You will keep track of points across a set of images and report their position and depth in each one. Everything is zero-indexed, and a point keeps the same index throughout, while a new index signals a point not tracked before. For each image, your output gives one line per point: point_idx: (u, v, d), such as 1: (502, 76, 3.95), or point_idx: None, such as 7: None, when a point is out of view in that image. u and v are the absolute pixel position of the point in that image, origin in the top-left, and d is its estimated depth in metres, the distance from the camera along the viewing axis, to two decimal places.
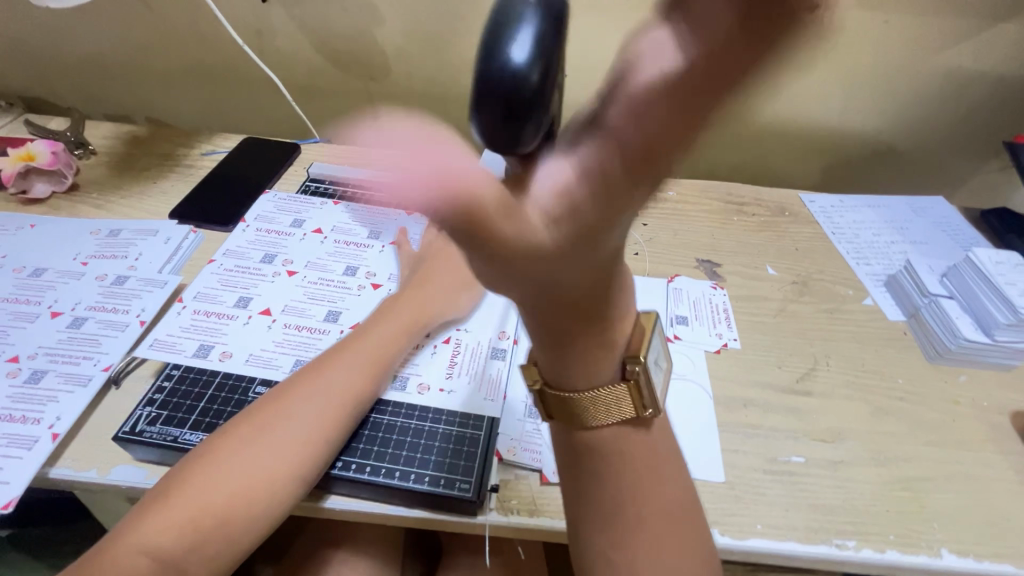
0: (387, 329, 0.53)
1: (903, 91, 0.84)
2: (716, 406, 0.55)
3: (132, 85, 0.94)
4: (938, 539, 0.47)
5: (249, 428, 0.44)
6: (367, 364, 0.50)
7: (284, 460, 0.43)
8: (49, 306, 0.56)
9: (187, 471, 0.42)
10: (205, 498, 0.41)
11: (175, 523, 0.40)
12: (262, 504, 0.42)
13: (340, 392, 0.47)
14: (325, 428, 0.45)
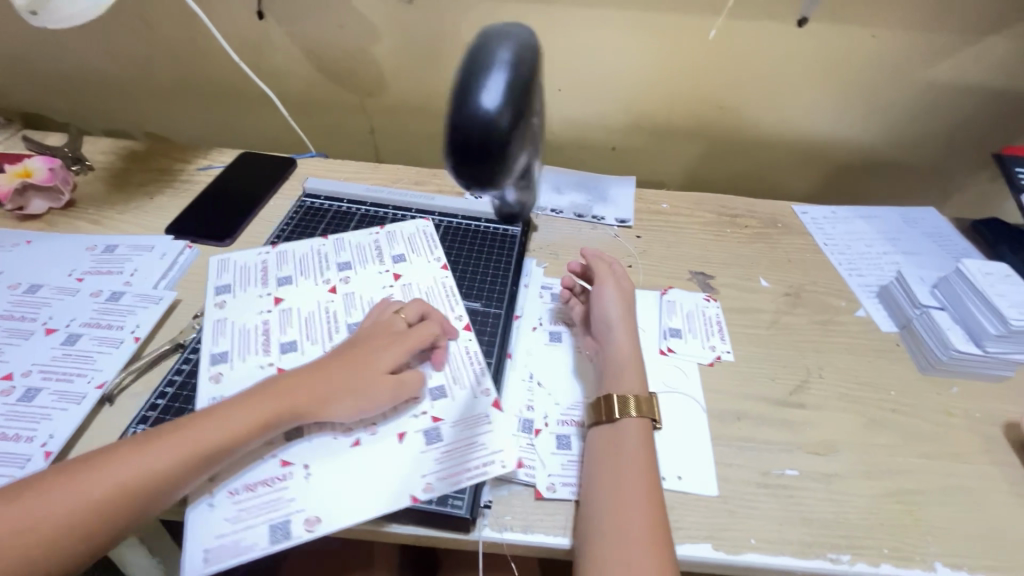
0: (322, 367, 0.49)
1: (893, 104, 0.85)
2: (709, 419, 0.55)
3: (130, 101, 0.95)
4: (932, 552, 0.47)
5: (134, 446, 0.42)
6: (281, 401, 0.46)
7: (143, 482, 0.40)
8: (43, 322, 0.56)
9: (54, 474, 0.40)
10: (47, 507, 0.38)
11: (8, 521, 0.37)
12: (182, 476, 0.42)
13: (235, 428, 0.44)
14: (200, 459, 0.42)
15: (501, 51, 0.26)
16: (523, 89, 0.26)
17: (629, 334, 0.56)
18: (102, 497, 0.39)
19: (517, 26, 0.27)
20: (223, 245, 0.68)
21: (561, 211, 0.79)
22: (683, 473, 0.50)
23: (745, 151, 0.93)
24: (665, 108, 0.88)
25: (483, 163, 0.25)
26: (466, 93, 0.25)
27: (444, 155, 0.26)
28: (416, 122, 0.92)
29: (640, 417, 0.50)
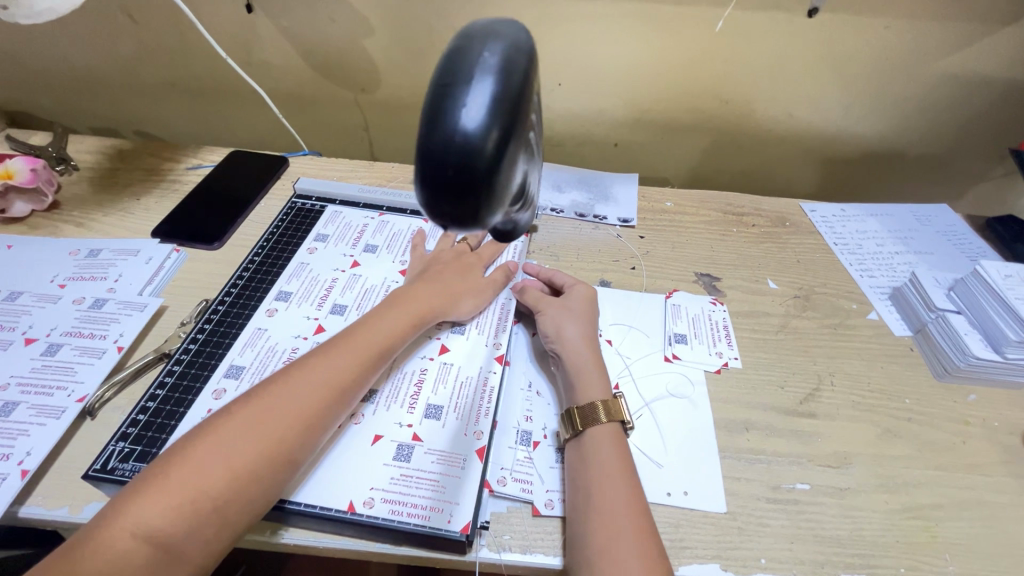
0: (388, 317, 0.51)
1: (905, 97, 0.82)
2: (716, 430, 0.53)
3: (119, 98, 0.92)
4: (951, 571, 0.45)
5: (248, 408, 0.41)
6: (368, 347, 0.48)
7: (288, 434, 0.41)
8: (23, 332, 0.54)
9: (179, 455, 0.38)
10: (206, 479, 0.37)
11: (167, 504, 0.36)
12: (264, 482, 0.39)
13: (339, 371, 0.45)
14: (329, 405, 0.44)
15: (485, 56, 0.23)
16: (512, 101, 0.23)
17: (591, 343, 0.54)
18: (257, 455, 0.39)
19: (505, 28, 0.25)
20: (212, 248, 0.66)
21: (562, 211, 0.77)
22: (689, 488, 0.48)
23: (751, 147, 0.90)
24: (669, 102, 0.85)
25: (466, 191, 0.23)
26: (442, 110, 0.22)
27: (419, 182, 0.24)
28: (412, 118, 0.89)
29: (610, 424, 0.48)
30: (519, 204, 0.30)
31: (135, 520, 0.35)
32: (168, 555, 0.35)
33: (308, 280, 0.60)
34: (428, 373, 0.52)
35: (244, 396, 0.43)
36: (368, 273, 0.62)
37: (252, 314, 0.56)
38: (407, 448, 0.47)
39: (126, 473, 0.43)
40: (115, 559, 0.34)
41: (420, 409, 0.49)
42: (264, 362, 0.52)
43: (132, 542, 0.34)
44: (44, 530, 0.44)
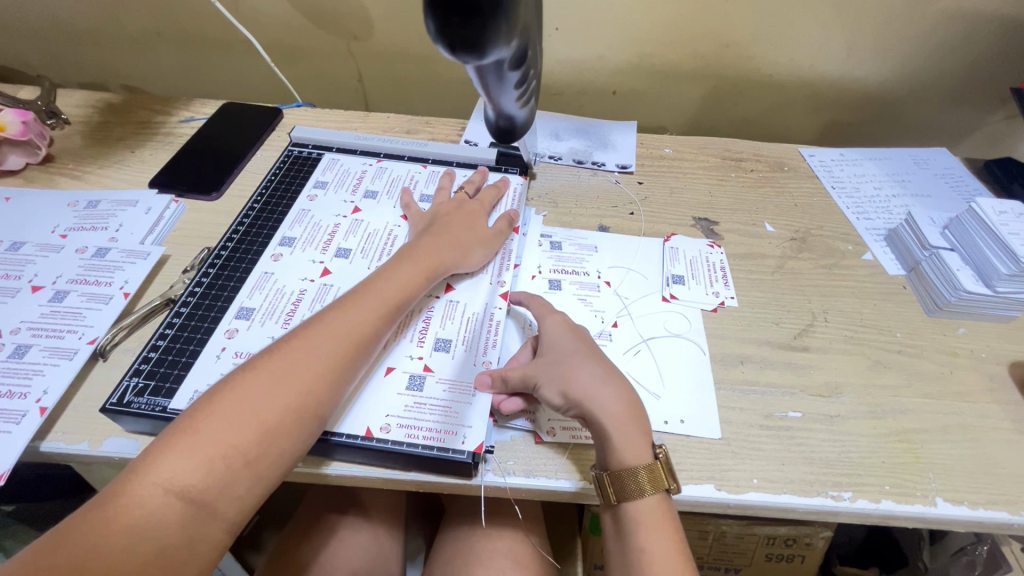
0: (399, 273, 0.51)
1: (908, 38, 0.81)
2: (712, 363, 0.54)
3: (105, 51, 0.90)
4: (934, 488, 0.47)
5: (269, 363, 0.41)
6: (383, 303, 0.48)
7: (311, 389, 0.41)
8: (29, 280, 0.54)
9: (202, 412, 0.39)
10: (234, 435, 0.38)
11: (198, 460, 0.37)
12: (289, 439, 0.40)
13: (356, 327, 0.45)
14: (350, 360, 0.44)
15: None
16: None
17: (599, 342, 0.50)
18: (283, 412, 0.40)
19: None
20: (211, 198, 0.66)
21: (560, 158, 0.76)
22: (686, 417, 0.50)
23: (751, 93, 0.89)
24: (668, 47, 0.83)
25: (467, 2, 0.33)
26: None
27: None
28: (406, 67, 0.87)
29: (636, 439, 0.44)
30: (518, 35, 0.38)
31: (165, 476, 0.36)
32: (202, 508, 0.36)
33: (310, 226, 0.60)
34: (434, 311, 0.53)
35: (263, 351, 0.43)
36: (369, 217, 0.62)
37: (257, 259, 0.57)
38: (418, 378, 0.48)
39: (141, 406, 0.45)
40: (151, 513, 0.35)
41: (427, 342, 0.51)
42: (271, 303, 0.52)
43: (165, 498, 0.35)
44: (65, 463, 0.46)
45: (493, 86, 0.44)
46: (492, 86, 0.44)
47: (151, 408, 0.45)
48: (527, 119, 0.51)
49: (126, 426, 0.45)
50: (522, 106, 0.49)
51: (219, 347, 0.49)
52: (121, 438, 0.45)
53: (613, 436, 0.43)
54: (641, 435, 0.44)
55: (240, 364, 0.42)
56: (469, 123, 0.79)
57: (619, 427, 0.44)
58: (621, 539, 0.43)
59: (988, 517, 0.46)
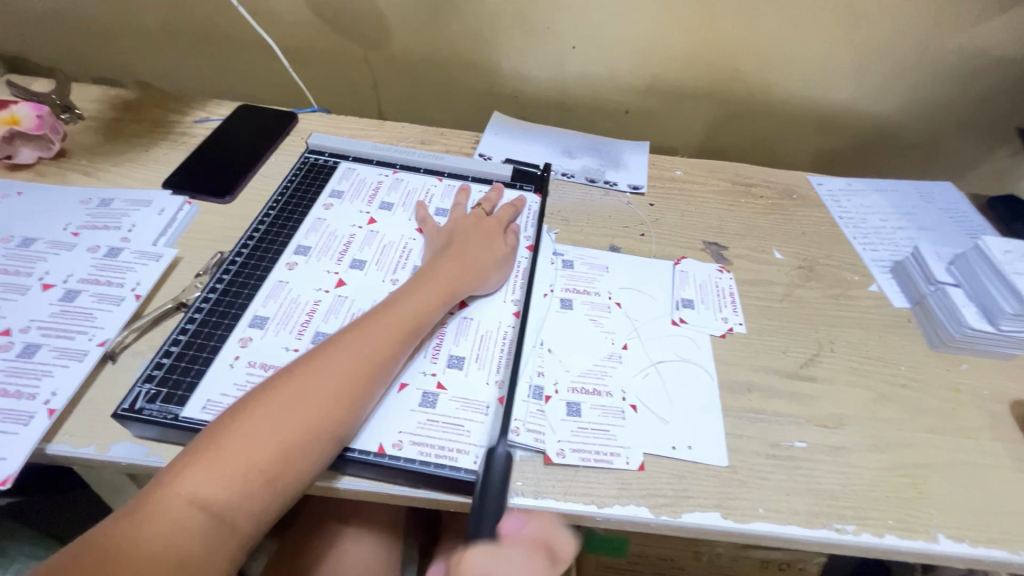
0: (419, 295, 0.51)
1: (916, 73, 0.82)
2: (720, 391, 0.55)
3: (121, 46, 0.90)
4: (936, 524, 0.47)
5: (291, 383, 0.42)
6: (404, 323, 0.49)
7: (331, 410, 0.42)
8: (40, 278, 0.54)
9: (223, 430, 0.39)
10: (256, 452, 0.39)
11: (218, 477, 0.38)
12: (309, 457, 0.40)
13: (378, 347, 0.46)
14: (370, 380, 0.44)
15: None
16: None
17: None
18: (303, 431, 0.40)
19: None
20: (224, 202, 0.66)
21: (572, 175, 0.77)
22: (694, 443, 0.50)
23: (762, 119, 0.90)
24: (683, 70, 0.84)
25: None
26: None
27: None
28: (422, 78, 0.88)
29: None
30: None
31: (189, 489, 0.37)
32: (223, 523, 0.37)
33: (324, 236, 0.60)
34: (446, 329, 0.54)
35: (284, 370, 0.43)
36: (384, 228, 0.62)
37: (272, 267, 0.57)
38: (431, 396, 0.48)
39: (153, 413, 0.45)
40: (174, 524, 0.36)
41: (439, 359, 0.51)
42: (285, 313, 0.52)
43: (188, 510, 0.36)
44: (70, 466, 0.45)
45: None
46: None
47: (162, 416, 0.45)
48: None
49: (135, 432, 0.45)
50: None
51: (233, 356, 0.49)
52: (129, 444, 0.44)
53: None
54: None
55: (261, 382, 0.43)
56: (484, 136, 0.80)
57: None
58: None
59: (988, 555, 0.46)
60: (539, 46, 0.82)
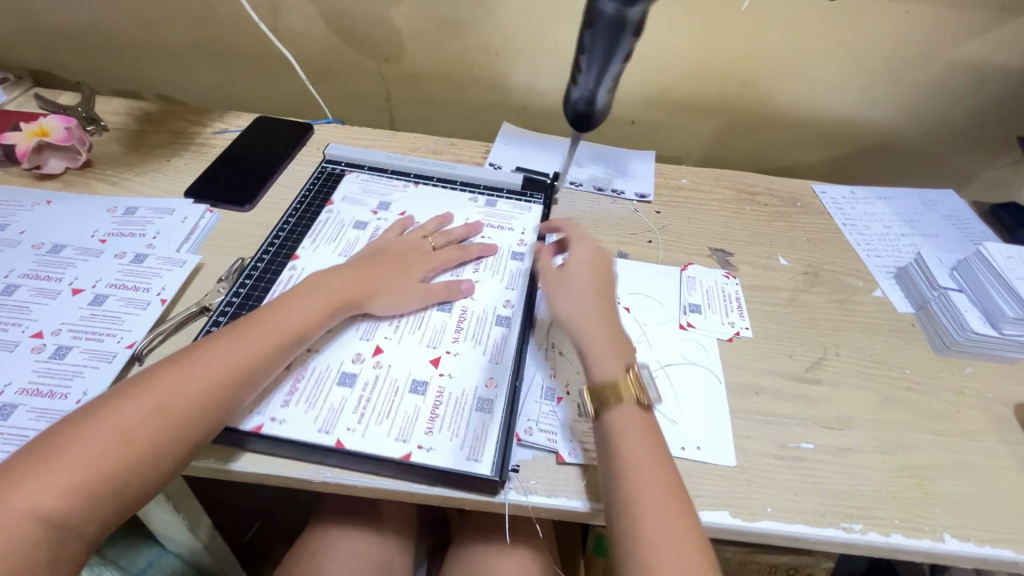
0: (304, 303, 0.52)
1: (918, 84, 0.84)
2: (728, 393, 0.56)
3: (143, 60, 0.93)
4: (942, 524, 0.48)
5: (146, 394, 0.42)
6: (277, 334, 0.49)
7: (187, 421, 0.42)
8: (69, 283, 0.56)
9: (81, 430, 0.39)
10: (99, 461, 0.38)
11: (61, 480, 0.37)
12: (147, 469, 0.40)
13: (242, 357, 0.46)
14: (228, 392, 0.44)
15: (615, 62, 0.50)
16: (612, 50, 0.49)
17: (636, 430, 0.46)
18: (150, 440, 0.40)
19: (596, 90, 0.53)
20: (244, 210, 0.68)
21: (580, 184, 0.79)
22: (702, 443, 0.51)
23: (765, 129, 0.92)
24: (688, 81, 0.86)
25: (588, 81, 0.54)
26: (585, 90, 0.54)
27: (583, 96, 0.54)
28: (434, 90, 0.91)
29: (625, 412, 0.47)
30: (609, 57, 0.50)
31: (24, 499, 0.36)
32: (61, 531, 0.37)
33: (335, 233, 0.65)
34: (447, 323, 0.56)
35: (156, 374, 0.43)
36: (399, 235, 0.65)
37: (293, 271, 0.59)
38: (421, 384, 0.51)
39: None
40: (8, 535, 0.35)
41: (443, 346, 0.54)
42: None
43: (23, 519, 0.36)
44: None
45: (598, 60, 0.50)
46: (598, 52, 0.49)
47: None
48: (606, 109, 0.54)
49: None
50: (607, 95, 0.53)
51: None
52: None
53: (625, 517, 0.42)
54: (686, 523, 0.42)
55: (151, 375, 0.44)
56: (494, 146, 0.82)
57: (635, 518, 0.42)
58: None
59: (995, 555, 0.47)
60: (547, 58, 0.84)
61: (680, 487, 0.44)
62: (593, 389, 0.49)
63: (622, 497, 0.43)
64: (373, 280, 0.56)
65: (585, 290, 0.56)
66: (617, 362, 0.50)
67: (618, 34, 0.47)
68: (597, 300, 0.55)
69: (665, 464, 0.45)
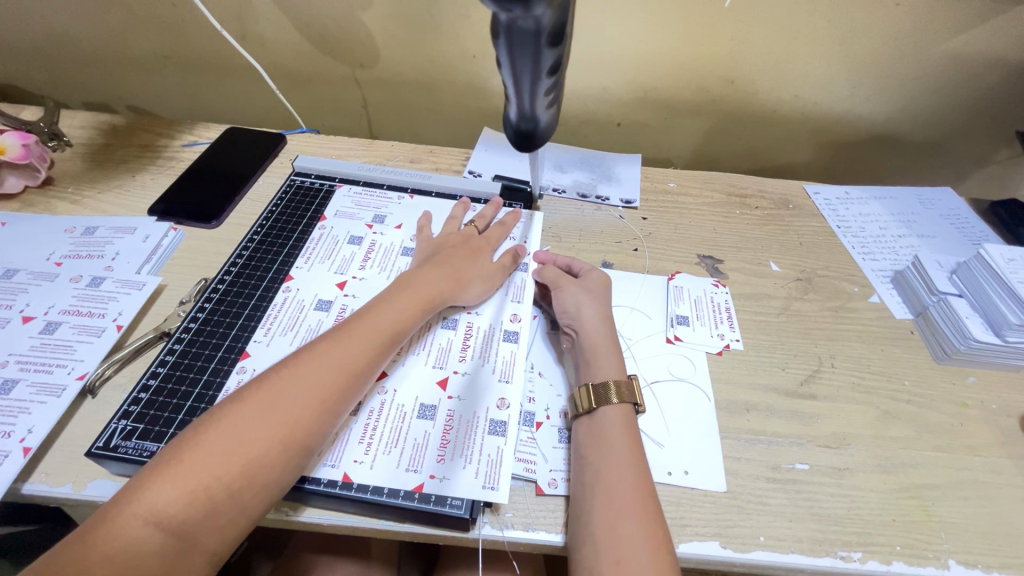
0: (396, 301, 0.51)
1: (914, 79, 0.81)
2: (717, 411, 0.53)
3: (112, 71, 0.90)
4: (946, 549, 0.45)
5: (257, 395, 0.41)
6: (379, 331, 0.48)
7: (299, 420, 0.41)
8: (20, 310, 0.53)
9: (192, 440, 0.38)
10: (219, 463, 0.37)
11: (180, 491, 0.36)
12: (268, 475, 0.38)
13: (350, 357, 0.45)
14: (345, 389, 0.44)
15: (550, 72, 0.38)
16: (541, 65, 0.36)
17: (628, 428, 0.47)
18: (270, 444, 0.39)
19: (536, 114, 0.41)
20: (211, 227, 0.65)
21: (564, 191, 0.76)
22: (690, 467, 0.48)
23: (754, 127, 0.89)
24: (674, 81, 0.83)
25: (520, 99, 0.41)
26: (522, 117, 0.41)
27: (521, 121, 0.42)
28: (413, 96, 0.88)
29: (622, 405, 0.48)
30: (541, 71, 0.37)
31: (148, 505, 0.35)
32: (181, 541, 0.35)
33: (329, 250, 0.61)
34: (453, 341, 0.54)
35: (256, 382, 0.42)
36: (380, 253, 0.62)
37: (269, 294, 0.56)
38: (430, 408, 0.48)
39: (129, 451, 0.44)
40: (131, 546, 0.34)
41: (451, 365, 0.52)
42: (288, 341, 0.52)
43: (147, 529, 0.34)
44: (48, 506, 0.44)
45: (525, 79, 0.37)
46: (521, 70, 0.37)
47: (138, 453, 0.44)
48: (552, 123, 0.43)
49: (112, 470, 0.44)
50: (549, 108, 0.42)
51: (212, 382, 0.49)
52: (107, 482, 0.43)
53: (590, 540, 0.41)
54: (652, 551, 0.40)
55: (239, 390, 0.42)
56: (474, 153, 0.79)
57: (599, 539, 0.40)
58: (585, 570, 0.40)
59: None
60: None
61: (657, 515, 0.42)
62: (589, 385, 0.49)
63: (588, 519, 0.42)
64: (458, 272, 0.56)
65: (596, 296, 0.57)
66: (617, 367, 0.51)
67: (535, 48, 0.35)
68: (604, 310, 0.56)
69: (640, 462, 0.45)
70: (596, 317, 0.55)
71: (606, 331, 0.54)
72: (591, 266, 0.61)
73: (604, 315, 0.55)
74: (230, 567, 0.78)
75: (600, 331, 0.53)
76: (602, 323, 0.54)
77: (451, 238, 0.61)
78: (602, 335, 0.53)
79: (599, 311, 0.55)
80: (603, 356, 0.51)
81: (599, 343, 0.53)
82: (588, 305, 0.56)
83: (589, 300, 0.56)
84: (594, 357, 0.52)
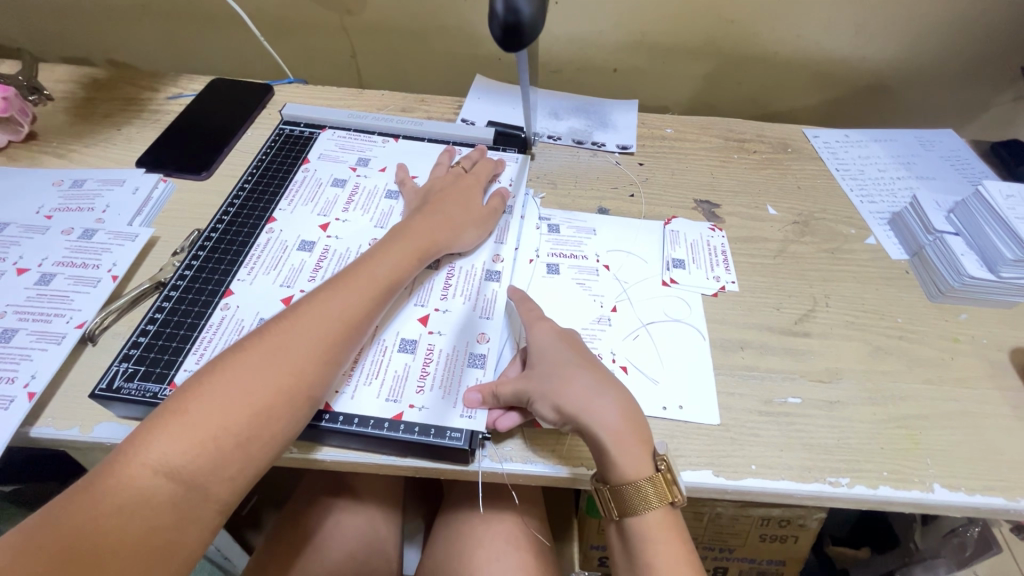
0: (390, 252, 0.50)
1: (918, 16, 0.78)
2: (712, 349, 0.54)
3: (89, 22, 0.87)
4: (931, 474, 0.47)
5: (259, 347, 0.41)
6: (376, 282, 0.48)
7: (302, 373, 0.41)
8: (14, 262, 0.53)
9: (193, 393, 0.38)
10: (224, 416, 0.38)
11: (186, 443, 0.36)
12: (271, 427, 0.39)
13: (348, 307, 0.45)
14: (345, 341, 0.44)
15: None
16: None
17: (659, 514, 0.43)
18: (274, 396, 0.39)
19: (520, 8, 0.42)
20: (200, 177, 0.64)
21: (559, 138, 0.74)
22: (685, 402, 0.49)
23: (755, 71, 0.86)
24: (672, 24, 0.81)
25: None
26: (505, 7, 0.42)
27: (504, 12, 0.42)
28: (402, 43, 0.85)
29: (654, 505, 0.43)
30: None
31: (156, 456, 0.36)
32: (193, 491, 0.36)
33: (312, 192, 0.61)
34: (435, 280, 0.54)
35: (255, 334, 0.42)
36: (366, 197, 0.61)
37: (253, 236, 0.56)
38: (410, 342, 0.49)
39: (131, 392, 0.44)
40: (142, 496, 0.35)
41: (432, 303, 0.52)
42: (272, 281, 0.52)
43: (154, 479, 0.35)
44: (56, 448, 0.45)
45: None
46: None
47: (141, 394, 0.44)
48: (536, 26, 0.43)
49: (118, 412, 0.45)
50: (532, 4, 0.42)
51: (196, 322, 0.49)
52: (113, 424, 0.44)
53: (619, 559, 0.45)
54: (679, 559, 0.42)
55: (236, 342, 0.42)
56: (467, 100, 0.77)
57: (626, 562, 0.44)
58: (630, 556, 0.44)
59: (985, 503, 0.46)
60: None
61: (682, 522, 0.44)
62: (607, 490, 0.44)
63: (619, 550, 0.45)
64: (449, 218, 0.55)
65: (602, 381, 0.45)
66: (631, 467, 0.43)
67: None
68: (612, 396, 0.45)
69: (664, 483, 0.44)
70: (605, 418, 0.43)
71: (618, 424, 0.43)
72: (538, 311, 0.51)
73: (614, 404, 0.44)
74: (241, 518, 0.81)
75: (611, 435, 0.43)
76: (611, 424, 0.43)
77: (438, 181, 0.60)
78: (614, 436, 0.43)
79: (608, 403, 0.44)
80: (613, 458, 0.43)
81: (611, 447, 0.43)
82: (596, 395, 0.44)
83: (598, 390, 0.45)
84: (606, 460, 0.43)
